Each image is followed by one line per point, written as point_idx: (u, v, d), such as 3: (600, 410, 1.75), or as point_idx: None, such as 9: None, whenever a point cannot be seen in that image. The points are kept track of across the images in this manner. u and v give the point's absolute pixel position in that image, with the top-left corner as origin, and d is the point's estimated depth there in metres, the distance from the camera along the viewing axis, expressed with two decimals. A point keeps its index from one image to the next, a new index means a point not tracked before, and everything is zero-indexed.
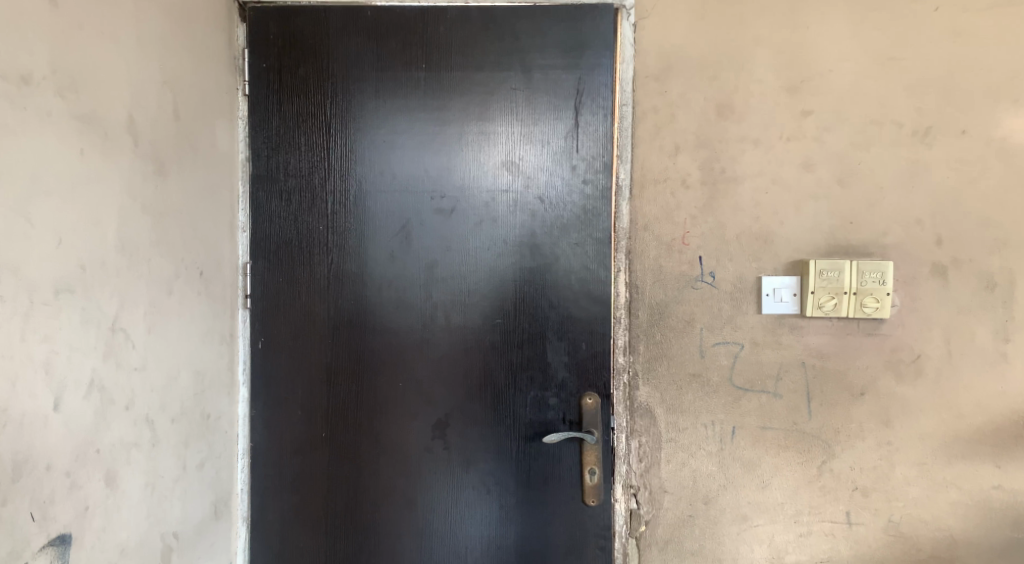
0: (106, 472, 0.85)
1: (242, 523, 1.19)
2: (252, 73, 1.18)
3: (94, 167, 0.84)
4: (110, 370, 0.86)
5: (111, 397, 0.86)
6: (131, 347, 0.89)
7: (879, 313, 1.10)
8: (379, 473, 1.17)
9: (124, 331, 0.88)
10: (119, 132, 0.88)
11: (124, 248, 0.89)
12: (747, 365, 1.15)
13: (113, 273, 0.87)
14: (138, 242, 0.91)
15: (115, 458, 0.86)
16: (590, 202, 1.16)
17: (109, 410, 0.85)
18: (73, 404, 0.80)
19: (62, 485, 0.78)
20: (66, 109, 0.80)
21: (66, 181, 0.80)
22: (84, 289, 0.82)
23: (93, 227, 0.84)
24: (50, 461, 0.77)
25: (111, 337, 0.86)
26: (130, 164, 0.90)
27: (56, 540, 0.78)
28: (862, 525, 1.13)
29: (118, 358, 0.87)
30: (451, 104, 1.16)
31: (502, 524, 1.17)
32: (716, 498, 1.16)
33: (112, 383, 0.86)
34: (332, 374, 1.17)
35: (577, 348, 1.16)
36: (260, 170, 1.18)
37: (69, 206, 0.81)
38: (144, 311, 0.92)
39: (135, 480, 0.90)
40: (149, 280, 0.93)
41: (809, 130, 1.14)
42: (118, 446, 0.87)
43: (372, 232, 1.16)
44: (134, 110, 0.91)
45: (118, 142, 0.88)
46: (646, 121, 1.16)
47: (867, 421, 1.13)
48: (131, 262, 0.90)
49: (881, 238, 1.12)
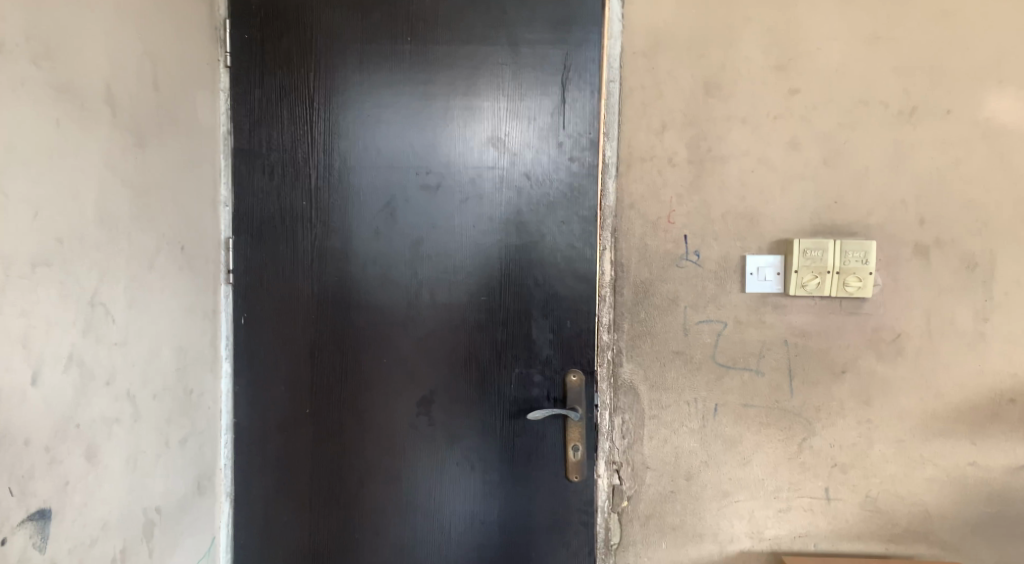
0: (86, 447, 0.84)
1: (226, 499, 1.19)
2: (234, 45, 1.15)
3: (71, 139, 0.82)
4: (90, 344, 0.85)
5: (90, 372, 0.85)
6: (111, 322, 0.89)
7: (861, 293, 1.11)
8: (365, 449, 1.17)
9: (103, 306, 0.87)
10: (96, 103, 0.86)
11: (102, 222, 0.87)
12: (730, 344, 1.16)
13: (92, 247, 0.86)
14: (117, 216, 0.90)
15: (96, 434, 0.86)
16: (577, 180, 1.15)
17: (90, 385, 0.85)
18: (52, 378, 0.79)
19: (41, 460, 0.78)
20: (42, 78, 0.78)
21: (42, 151, 0.79)
22: (61, 263, 0.81)
23: (71, 199, 0.82)
24: (29, 436, 0.76)
25: (90, 312, 0.85)
26: (108, 136, 0.88)
27: (36, 515, 0.78)
28: (840, 501, 1.15)
29: (98, 333, 0.86)
30: (438, 79, 1.15)
31: (487, 499, 1.18)
32: (698, 474, 1.17)
33: (92, 359, 0.85)
34: (316, 351, 1.17)
35: (562, 326, 1.16)
36: (242, 144, 1.16)
37: (46, 178, 0.79)
38: (124, 286, 0.91)
39: (116, 455, 0.89)
40: (129, 255, 0.92)
41: (796, 109, 1.13)
42: (99, 421, 0.86)
43: (356, 209, 1.15)
44: (112, 81, 0.89)
45: (96, 112, 0.86)
46: (634, 98, 1.15)
47: (847, 400, 1.15)
48: (111, 236, 0.89)
49: (865, 219, 1.13)
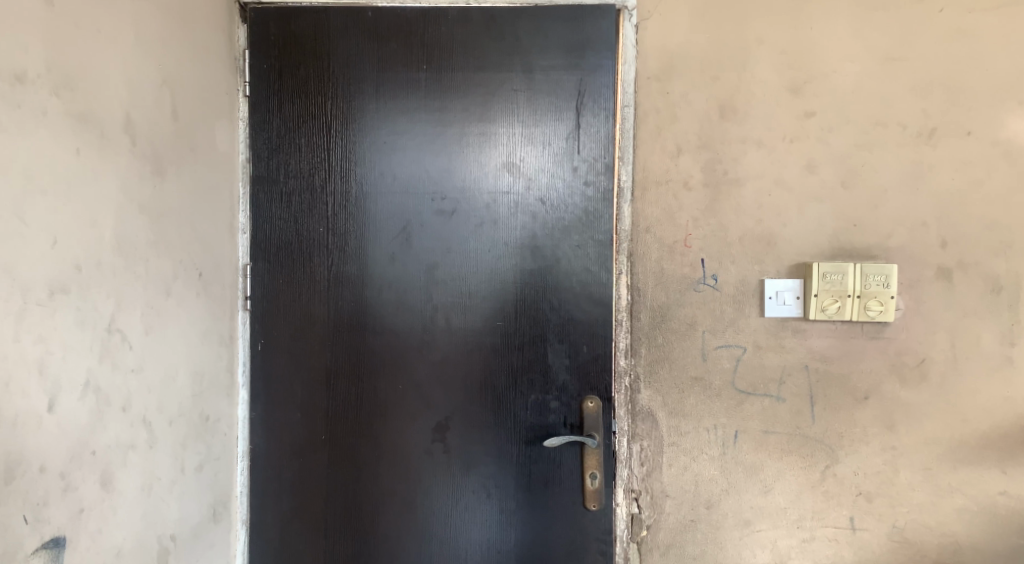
0: (101, 474, 0.84)
1: (241, 526, 1.18)
2: (253, 74, 1.17)
3: (91, 168, 0.84)
4: (106, 371, 0.85)
5: (106, 397, 0.85)
6: (128, 348, 0.89)
7: (883, 316, 1.09)
8: (379, 476, 1.16)
9: (120, 332, 0.87)
10: (116, 132, 0.88)
11: (120, 248, 0.88)
12: (750, 368, 1.14)
13: (110, 274, 0.86)
14: (135, 242, 0.91)
15: (111, 460, 0.85)
16: (592, 203, 1.15)
17: (105, 411, 0.85)
18: (68, 404, 0.79)
19: (55, 487, 0.78)
20: (61, 108, 0.80)
21: (62, 181, 0.80)
22: (79, 289, 0.82)
23: (90, 226, 0.83)
24: (44, 463, 0.76)
25: (108, 338, 0.85)
26: (127, 163, 0.89)
27: (49, 543, 0.77)
28: (866, 531, 1.12)
29: (115, 359, 0.86)
30: (453, 105, 1.16)
31: (502, 528, 1.16)
32: (719, 502, 1.14)
33: (108, 385, 0.85)
34: (332, 376, 1.16)
35: (579, 351, 1.15)
36: (260, 170, 1.17)
37: (65, 206, 0.80)
38: (141, 312, 0.92)
39: (131, 481, 0.89)
40: (146, 280, 0.93)
41: (812, 131, 1.13)
42: (114, 448, 0.86)
43: (373, 234, 1.16)
44: (131, 109, 0.90)
45: (115, 141, 0.88)
46: (648, 122, 1.15)
47: (871, 425, 1.12)
48: (128, 262, 0.90)
49: (885, 241, 1.11)
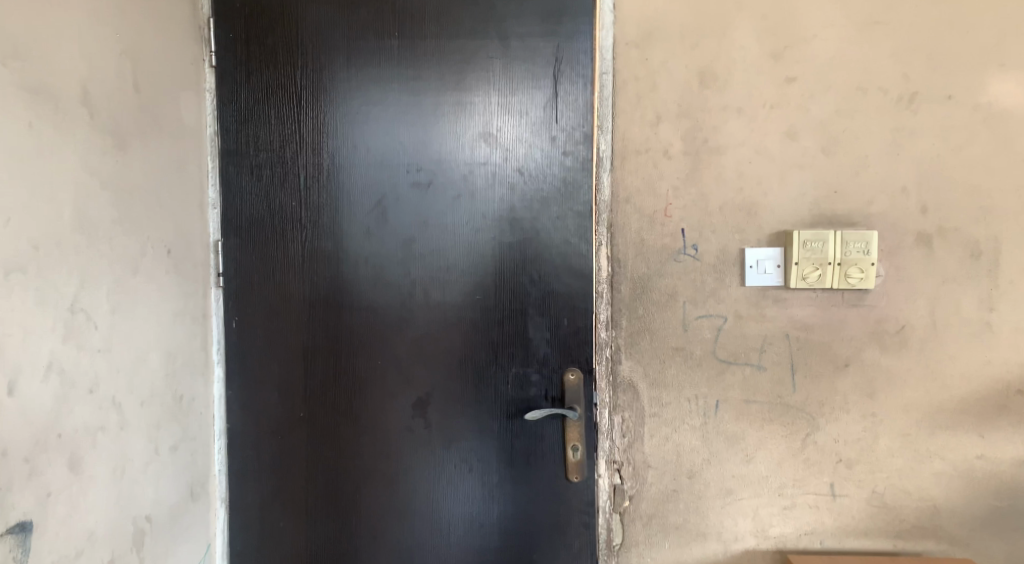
0: (69, 457, 0.82)
1: (220, 505, 1.17)
2: (219, 44, 1.14)
3: (46, 142, 0.80)
4: (70, 352, 0.83)
5: (71, 379, 0.83)
6: (94, 329, 0.87)
7: (863, 284, 1.09)
8: (360, 452, 1.15)
9: (84, 313, 0.85)
10: (72, 105, 0.84)
11: (81, 226, 0.85)
12: (730, 338, 1.14)
13: (70, 253, 0.83)
14: (97, 220, 0.88)
15: (79, 443, 0.83)
16: (570, 174, 1.13)
17: (71, 393, 0.83)
18: (30, 388, 0.77)
19: (20, 471, 0.76)
20: (12, 79, 0.76)
21: (16, 156, 0.76)
22: (37, 269, 0.79)
23: (46, 204, 0.80)
24: (6, 447, 0.74)
25: (71, 318, 0.83)
26: (86, 138, 0.86)
27: (16, 528, 0.75)
28: (846, 497, 1.13)
29: (79, 340, 0.84)
30: (426, 75, 1.13)
31: (486, 502, 1.16)
32: (701, 471, 1.15)
33: (73, 366, 0.83)
34: (310, 354, 1.14)
35: (559, 325, 1.14)
36: (230, 144, 1.14)
37: (19, 182, 0.77)
38: (107, 291, 0.89)
39: (102, 464, 0.87)
40: (111, 259, 0.90)
41: (793, 98, 1.11)
42: (82, 430, 0.84)
43: (348, 209, 1.13)
44: (89, 81, 0.87)
45: (72, 115, 0.84)
46: (627, 90, 1.13)
47: (851, 393, 1.12)
48: (91, 240, 0.87)
49: (865, 208, 1.10)
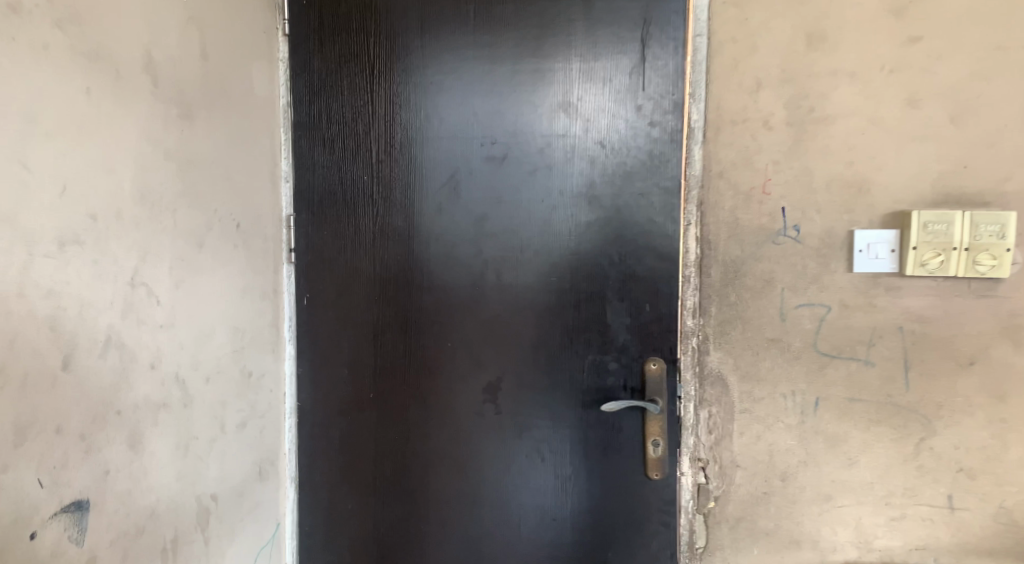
0: (129, 435, 0.80)
1: (290, 484, 1.16)
2: (292, 12, 1.10)
3: (105, 110, 0.77)
4: (130, 326, 0.80)
5: (132, 354, 0.80)
6: (156, 303, 0.84)
7: (995, 272, 0.95)
8: (428, 437, 1.11)
9: (145, 287, 0.82)
10: (135, 71, 0.81)
11: (142, 197, 0.82)
12: (834, 330, 1.03)
13: (131, 225, 0.81)
14: (160, 191, 0.85)
15: (140, 420, 0.81)
16: (657, 146, 1.04)
17: (132, 368, 0.80)
18: (86, 363, 0.74)
19: (77, 448, 0.73)
20: (67, 42, 0.72)
21: (71, 124, 0.73)
22: (96, 240, 0.76)
23: (105, 173, 0.77)
24: (60, 424, 0.71)
25: (131, 292, 0.80)
26: (149, 106, 0.83)
27: (72, 507, 0.73)
28: (966, 511, 1.00)
29: (139, 314, 0.82)
30: (504, 40, 1.06)
31: (559, 494, 1.09)
32: (795, 475, 1.05)
33: (135, 342, 0.81)
34: (378, 333, 1.10)
35: (641, 310, 1.06)
36: (302, 116, 1.11)
37: (74, 151, 0.73)
38: (169, 264, 0.87)
39: (164, 441, 0.85)
40: (174, 232, 0.88)
41: (917, 59, 0.98)
42: (143, 407, 0.82)
43: (419, 183, 1.08)
44: (152, 47, 0.84)
45: (133, 81, 0.81)
46: (723, 54, 1.03)
47: (975, 395, 0.99)
48: (153, 212, 0.84)
49: (1000, 186, 0.96)
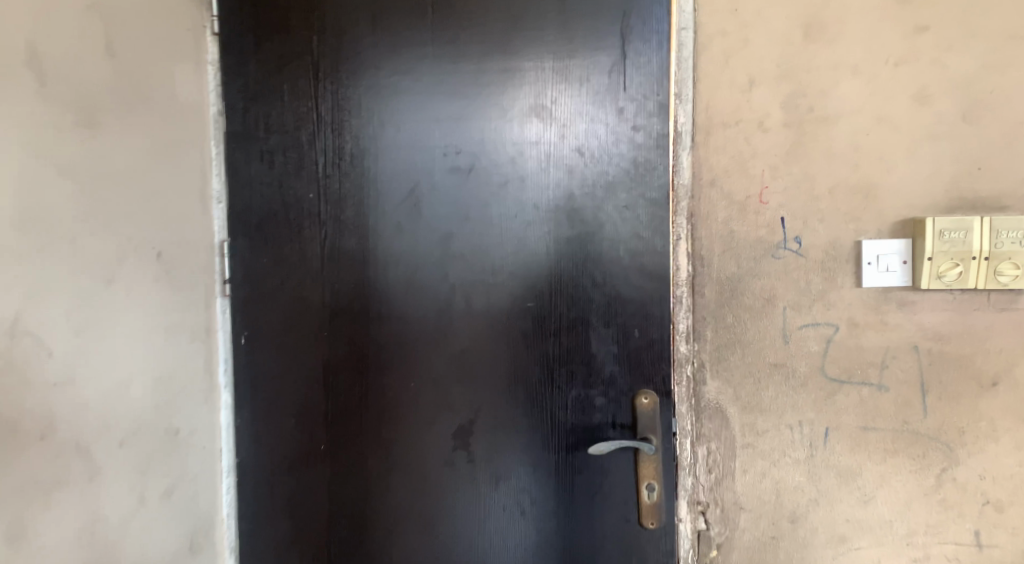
0: (9, 527, 0.64)
1: (229, 554, 1.01)
2: (223, 8, 0.96)
3: None
4: (14, 386, 0.65)
5: (14, 423, 0.65)
6: (48, 356, 0.69)
7: (1018, 283, 0.85)
8: (392, 489, 0.97)
9: (33, 335, 0.68)
10: (17, 67, 0.66)
11: (28, 223, 0.68)
12: (843, 352, 0.92)
13: (12, 258, 0.66)
14: (53, 216, 0.71)
15: (24, 506, 0.66)
16: (642, 153, 0.93)
17: (15, 441, 0.65)
18: None
19: None
20: None
21: None
22: None
23: None
24: None
25: (13, 344, 0.66)
26: (37, 110, 0.69)
27: None
28: (995, 547, 0.90)
29: (25, 370, 0.67)
30: (467, 37, 0.93)
31: (541, 550, 0.96)
32: (806, 515, 0.94)
33: (18, 407, 0.66)
34: (330, 373, 0.97)
35: (629, 337, 0.94)
36: (236, 126, 0.97)
37: None
38: (68, 306, 0.72)
39: (59, 529, 0.70)
40: (73, 266, 0.73)
41: (925, 50, 0.88)
42: (31, 487, 0.67)
43: (374, 201, 0.95)
44: (39, 39, 0.69)
45: (12, 77, 0.66)
46: (712, 48, 0.92)
47: (1001, 419, 0.89)
48: (43, 244, 0.69)
49: (1019, 188, 0.87)
